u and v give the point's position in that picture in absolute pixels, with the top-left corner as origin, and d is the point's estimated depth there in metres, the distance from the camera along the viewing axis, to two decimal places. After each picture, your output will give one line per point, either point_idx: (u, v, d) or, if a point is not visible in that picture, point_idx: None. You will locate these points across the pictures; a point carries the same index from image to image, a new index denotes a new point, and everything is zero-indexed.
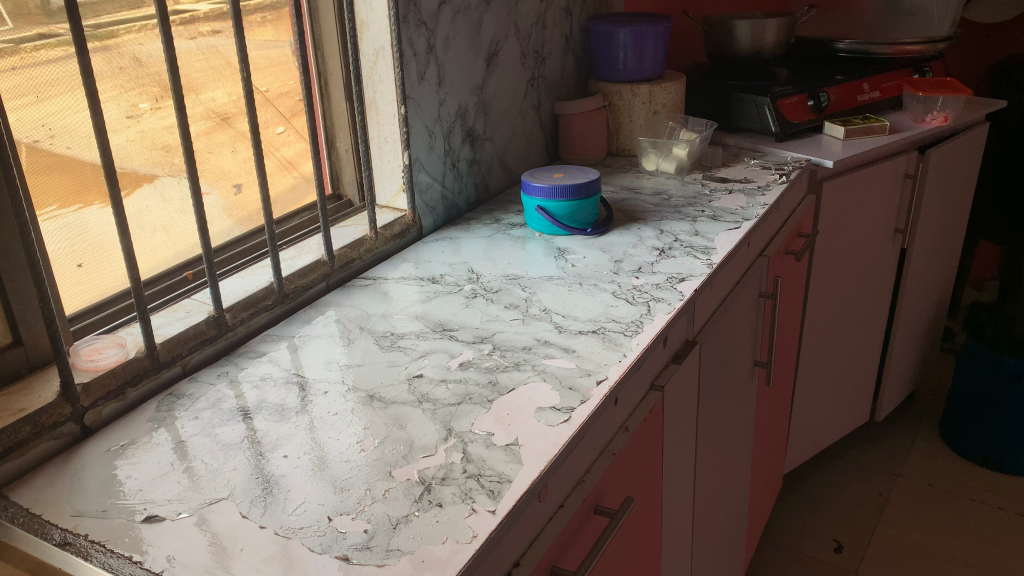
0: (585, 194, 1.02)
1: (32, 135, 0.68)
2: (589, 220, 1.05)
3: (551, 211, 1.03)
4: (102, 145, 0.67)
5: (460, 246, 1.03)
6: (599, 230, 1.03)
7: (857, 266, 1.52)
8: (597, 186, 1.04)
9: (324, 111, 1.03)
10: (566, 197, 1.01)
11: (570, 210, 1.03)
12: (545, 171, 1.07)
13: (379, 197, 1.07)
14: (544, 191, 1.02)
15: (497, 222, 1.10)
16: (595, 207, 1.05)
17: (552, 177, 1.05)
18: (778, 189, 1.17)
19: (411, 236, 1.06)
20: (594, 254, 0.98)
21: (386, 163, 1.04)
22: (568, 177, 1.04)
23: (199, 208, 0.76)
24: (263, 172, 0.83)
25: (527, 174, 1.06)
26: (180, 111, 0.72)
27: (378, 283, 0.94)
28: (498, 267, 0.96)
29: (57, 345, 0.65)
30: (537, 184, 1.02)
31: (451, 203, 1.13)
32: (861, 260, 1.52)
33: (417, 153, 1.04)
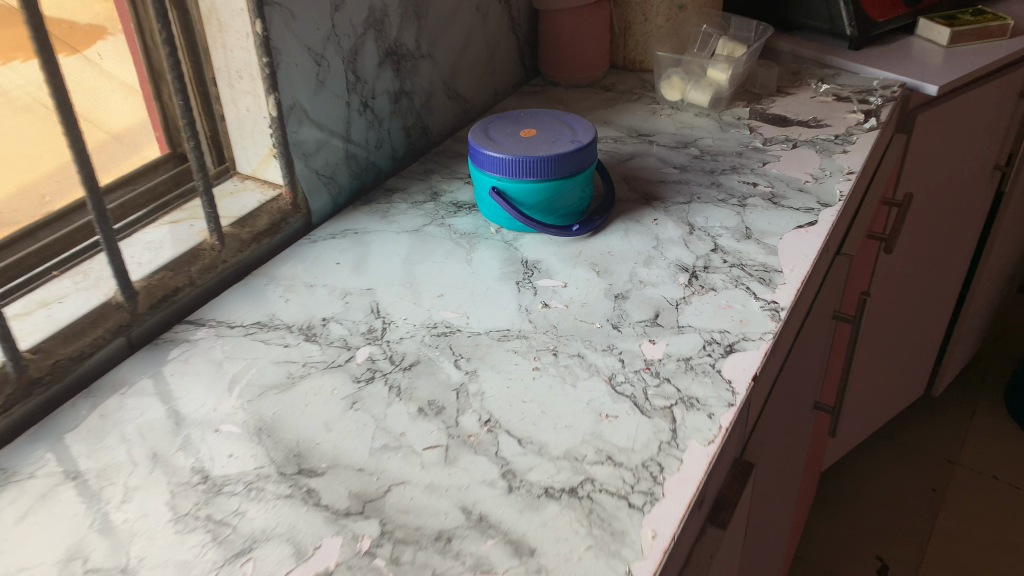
0: (569, 171, 0.63)
1: None
2: (575, 207, 0.66)
3: (513, 197, 0.64)
4: None
5: (367, 254, 0.64)
6: (590, 227, 0.64)
7: (940, 218, 1.13)
8: (589, 154, 0.64)
9: (137, 18, 0.62)
10: (536, 177, 0.62)
11: (544, 195, 0.63)
12: (506, 123, 0.67)
13: (242, 163, 0.67)
14: (501, 165, 0.62)
15: (434, 201, 0.71)
16: (584, 187, 0.65)
17: (515, 137, 0.65)
18: (866, 142, 0.76)
19: (292, 231, 0.66)
20: (581, 282, 0.59)
21: (244, 113, 0.64)
22: (541, 139, 0.64)
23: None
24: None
25: (477, 128, 0.66)
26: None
27: (216, 337, 0.56)
28: (421, 307, 0.58)
29: None
30: (491, 152, 0.63)
31: (363, 167, 0.73)
32: (946, 209, 1.13)
33: (294, 96, 0.63)
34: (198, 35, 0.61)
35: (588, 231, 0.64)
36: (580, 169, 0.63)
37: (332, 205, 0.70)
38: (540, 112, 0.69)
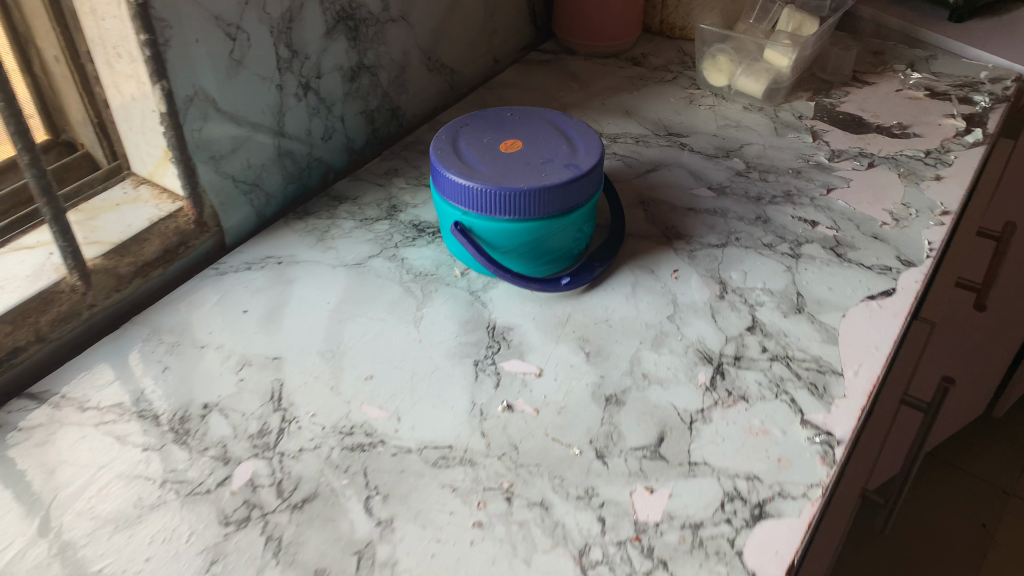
0: (557, 209, 0.46)
1: None
2: (566, 250, 0.49)
3: (480, 234, 0.47)
4: None
5: (286, 299, 0.49)
6: (581, 281, 0.48)
7: None
8: (589, 185, 0.47)
9: None
10: (509, 215, 0.45)
11: (522, 236, 0.47)
12: (485, 130, 0.50)
13: (138, 163, 0.51)
14: (463, 194, 0.46)
15: (389, 219, 0.54)
16: (581, 225, 0.49)
17: (491, 153, 0.48)
18: (968, 164, 0.57)
19: (196, 254, 0.51)
20: (563, 372, 0.43)
21: (129, 102, 0.47)
22: (524, 159, 0.47)
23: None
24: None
25: (443, 134, 0.49)
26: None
27: (59, 426, 0.41)
28: (338, 397, 0.42)
29: None
30: (451, 174, 0.46)
31: (304, 166, 0.56)
32: None
33: (194, 83, 0.47)
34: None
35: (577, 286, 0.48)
36: (574, 206, 0.46)
37: (256, 218, 0.54)
38: (536, 115, 0.52)
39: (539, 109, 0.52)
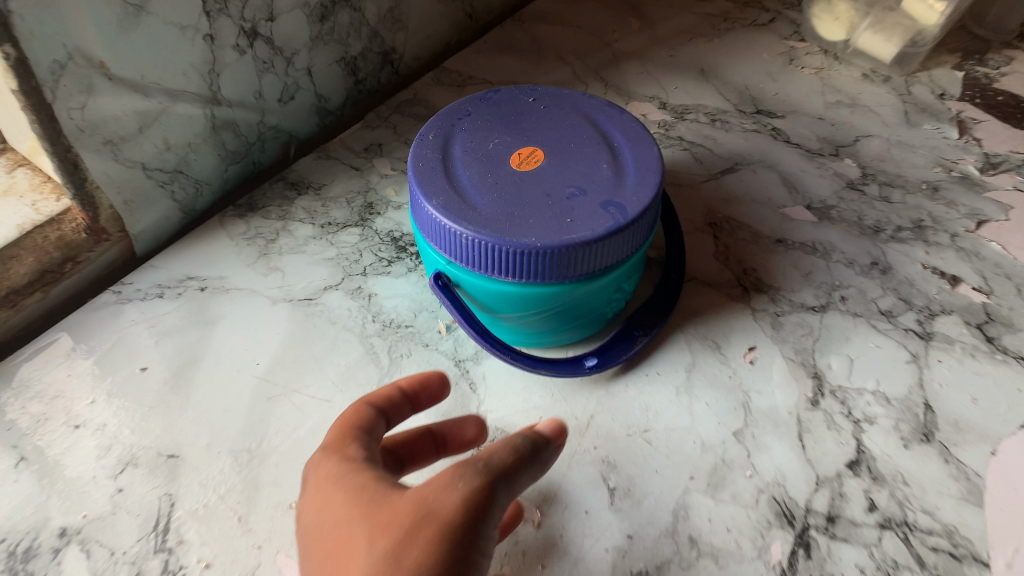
0: (586, 270, 0.30)
1: None
2: (596, 313, 0.34)
3: (472, 292, 0.33)
4: None
5: (203, 352, 0.35)
6: (612, 362, 0.33)
7: None
8: (637, 233, 0.31)
9: None
10: (513, 277, 0.30)
11: (532, 302, 0.32)
12: (493, 134, 0.35)
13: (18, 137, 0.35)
14: (446, 239, 0.31)
15: (361, 227, 0.41)
16: (622, 282, 0.33)
17: (494, 174, 0.32)
18: None
19: (95, 269, 0.38)
20: (571, 522, 0.30)
21: None
22: (543, 185, 0.31)
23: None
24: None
25: (431, 136, 0.34)
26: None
27: None
28: (245, 538, 0.30)
29: None
30: (430, 206, 0.31)
31: (254, 140, 0.42)
32: None
33: (63, 43, 0.31)
34: None
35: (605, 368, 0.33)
36: (611, 264, 0.31)
37: (181, 213, 0.40)
38: (570, 114, 0.36)
39: (577, 102, 0.36)
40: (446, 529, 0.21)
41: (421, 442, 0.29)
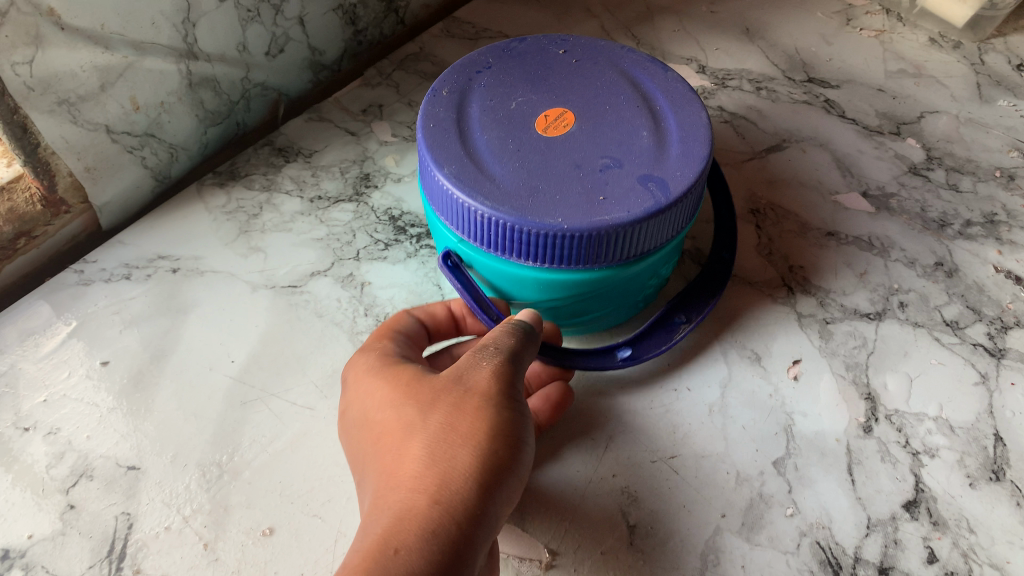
0: (621, 259, 0.25)
1: None
2: (632, 299, 0.29)
3: (486, 274, 0.28)
4: None
5: (172, 346, 0.31)
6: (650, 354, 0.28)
7: None
8: (683, 214, 0.26)
9: None
10: (533, 262, 0.25)
11: (556, 290, 0.27)
12: (515, 91, 0.29)
13: None
14: (456, 214, 0.26)
15: (355, 203, 0.37)
16: (663, 266, 0.28)
17: (515, 136, 0.27)
18: None
19: (55, 243, 0.33)
20: (584, 564, 0.25)
21: None
22: (574, 156, 0.26)
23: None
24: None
25: (444, 92, 0.29)
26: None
27: None
28: (210, 569, 0.25)
29: None
30: (440, 175, 0.26)
31: (238, 99, 0.37)
32: None
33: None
34: None
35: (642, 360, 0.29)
36: (651, 251, 0.26)
37: (154, 181, 0.36)
38: (605, 69, 0.31)
39: (613, 54, 0.31)
40: (489, 392, 0.23)
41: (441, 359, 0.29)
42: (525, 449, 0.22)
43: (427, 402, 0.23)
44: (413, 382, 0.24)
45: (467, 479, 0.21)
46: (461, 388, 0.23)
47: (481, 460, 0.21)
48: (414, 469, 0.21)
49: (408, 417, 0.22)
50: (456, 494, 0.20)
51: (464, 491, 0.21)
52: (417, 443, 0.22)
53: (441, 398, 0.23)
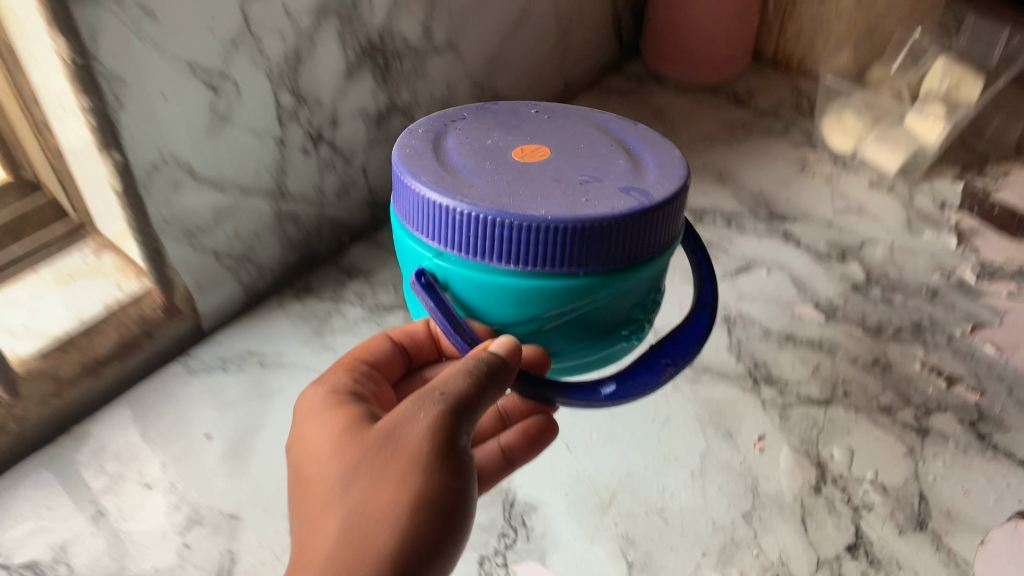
0: (595, 265, 0.28)
1: None
2: (608, 330, 0.32)
3: (462, 294, 0.31)
4: None
5: (262, 423, 0.39)
6: (629, 394, 0.30)
7: None
8: (658, 231, 0.29)
9: None
10: (512, 266, 0.29)
11: (531, 303, 0.30)
12: (490, 133, 0.34)
13: (107, 224, 0.41)
14: (433, 220, 0.29)
15: (405, 312, 0.45)
16: (637, 291, 0.31)
17: (496, 161, 0.31)
18: None
19: (169, 343, 0.42)
20: None
21: (88, 166, 0.38)
22: (552, 175, 0.30)
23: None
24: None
25: (421, 130, 0.33)
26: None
27: None
28: None
29: None
30: (420, 182, 0.29)
31: (313, 230, 0.46)
32: None
33: (161, 151, 0.36)
34: None
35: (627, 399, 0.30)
36: (622, 262, 0.29)
37: (245, 295, 0.45)
38: (577, 119, 0.35)
39: (585, 115, 0.35)
40: (415, 456, 0.27)
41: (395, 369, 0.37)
42: (452, 525, 0.27)
43: (363, 468, 0.27)
44: (356, 441, 0.28)
45: (383, 558, 0.25)
46: (395, 451, 0.27)
47: (396, 538, 0.25)
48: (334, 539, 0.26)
49: (344, 481, 0.27)
50: (375, 563, 0.25)
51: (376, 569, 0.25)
52: (345, 511, 0.26)
53: (376, 463, 0.27)
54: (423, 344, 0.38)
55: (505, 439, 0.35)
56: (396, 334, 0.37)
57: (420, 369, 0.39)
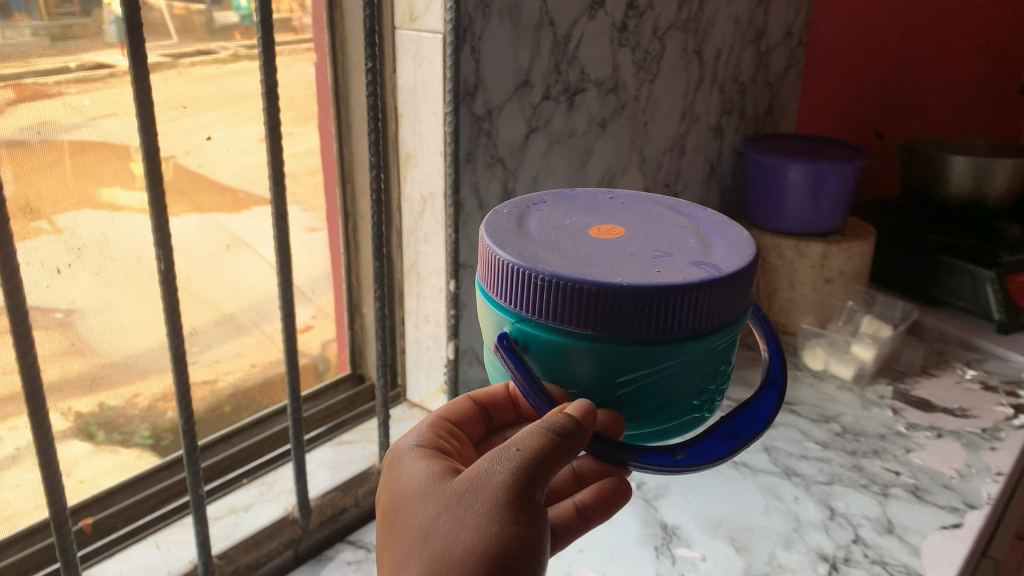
0: (652, 328, 0.44)
1: (44, 269, 0.55)
2: (671, 400, 0.47)
3: (555, 352, 0.46)
4: (25, 369, 0.43)
5: None
6: (695, 461, 0.46)
7: None
8: (713, 303, 0.45)
9: (350, 265, 0.74)
10: (584, 327, 0.44)
11: (609, 359, 0.45)
12: (574, 222, 0.52)
13: (412, 390, 0.75)
14: (518, 282, 0.45)
15: None
16: (691, 359, 0.46)
17: (581, 243, 0.48)
18: (1015, 442, 0.76)
19: None
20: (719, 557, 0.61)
21: (423, 350, 0.72)
22: (621, 252, 0.47)
23: (43, 460, 0.45)
24: (183, 378, 0.52)
25: (521, 217, 0.51)
26: (8, 307, 0.42)
27: (371, 562, 0.61)
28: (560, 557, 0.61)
29: (65, 559, 0.47)
30: (522, 252, 0.46)
31: None
32: None
33: (470, 341, 0.71)
34: (398, 283, 0.71)
35: (693, 470, 0.46)
36: (680, 330, 0.44)
37: None
38: (645, 212, 0.54)
39: (644, 209, 0.55)
40: (492, 500, 0.43)
41: (475, 426, 0.56)
42: (526, 531, 0.42)
43: (454, 506, 0.44)
44: (452, 487, 0.45)
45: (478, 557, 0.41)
46: (476, 495, 0.43)
47: (486, 544, 0.42)
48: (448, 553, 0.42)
49: (438, 515, 0.44)
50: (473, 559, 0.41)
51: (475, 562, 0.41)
52: (449, 533, 0.43)
53: (463, 501, 0.43)
54: (502, 404, 0.56)
55: (579, 500, 0.53)
56: (477, 397, 0.55)
57: (499, 427, 0.58)
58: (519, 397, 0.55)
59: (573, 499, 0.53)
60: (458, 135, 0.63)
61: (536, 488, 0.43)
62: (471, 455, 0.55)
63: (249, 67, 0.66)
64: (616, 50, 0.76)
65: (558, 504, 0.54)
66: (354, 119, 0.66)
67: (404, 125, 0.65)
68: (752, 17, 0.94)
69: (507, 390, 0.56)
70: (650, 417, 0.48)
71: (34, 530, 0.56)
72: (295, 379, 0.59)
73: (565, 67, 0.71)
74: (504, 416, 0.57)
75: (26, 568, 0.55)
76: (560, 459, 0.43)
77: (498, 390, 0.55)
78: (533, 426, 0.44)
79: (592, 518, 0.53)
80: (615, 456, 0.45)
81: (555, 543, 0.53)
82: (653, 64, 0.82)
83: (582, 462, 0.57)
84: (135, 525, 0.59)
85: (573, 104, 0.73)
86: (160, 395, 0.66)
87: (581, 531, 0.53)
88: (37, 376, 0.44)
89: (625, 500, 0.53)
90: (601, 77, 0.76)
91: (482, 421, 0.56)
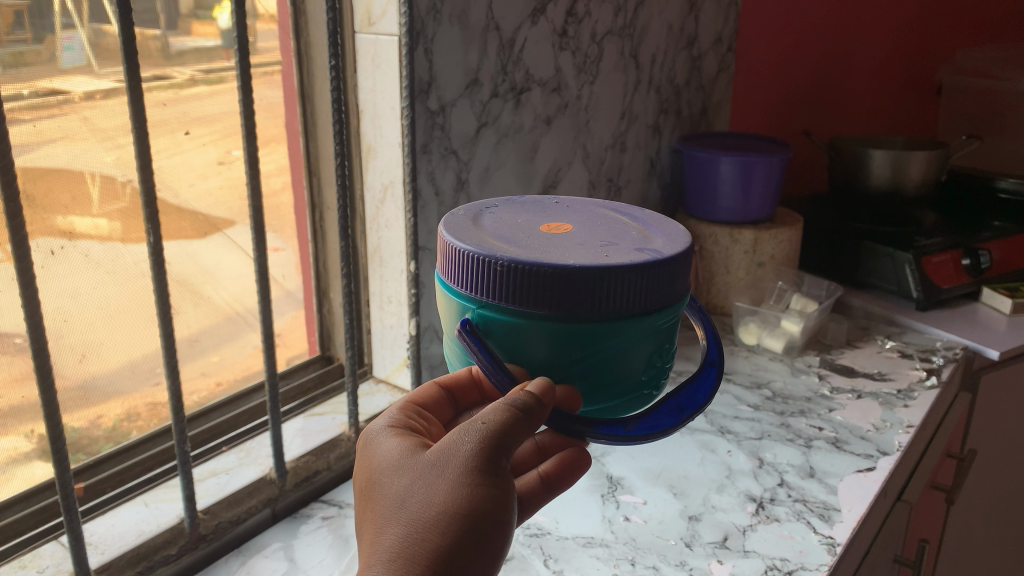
0: (605, 308, 0.44)
1: (54, 242, 0.61)
2: (625, 376, 0.48)
3: (511, 335, 0.46)
4: (33, 329, 0.49)
5: None
6: (650, 432, 0.47)
7: None
8: (659, 284, 0.45)
9: (317, 253, 0.80)
10: (539, 309, 0.44)
11: (566, 337, 0.45)
12: (523, 218, 0.53)
13: (378, 368, 0.82)
14: (477, 270, 0.45)
15: None
16: (641, 338, 0.46)
17: (533, 235, 0.49)
18: (926, 399, 0.84)
19: None
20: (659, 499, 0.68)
21: (388, 328, 0.78)
22: (572, 243, 0.47)
23: (47, 410, 0.51)
24: (171, 341, 0.57)
25: (471, 214, 0.52)
26: (19, 271, 0.48)
27: (343, 516, 0.67)
28: None
29: (69, 508, 0.53)
30: (474, 244, 0.46)
31: None
32: None
33: (431, 318, 0.77)
34: (364, 268, 0.78)
35: (645, 441, 0.47)
36: (632, 308, 0.45)
37: None
38: (594, 208, 0.55)
39: (590, 206, 0.56)
40: (462, 470, 0.43)
41: (442, 406, 0.55)
42: (496, 496, 0.43)
43: (424, 475, 0.44)
44: (423, 460, 0.45)
45: (452, 521, 0.42)
46: (446, 464, 0.44)
47: (459, 512, 0.42)
48: (420, 517, 0.43)
49: (409, 484, 0.44)
50: (448, 523, 0.42)
51: (449, 526, 0.42)
52: (422, 500, 0.43)
53: (434, 471, 0.44)
54: (465, 383, 0.55)
55: (542, 470, 0.51)
56: (444, 380, 0.55)
57: (467, 409, 0.57)
58: (483, 377, 0.55)
59: (536, 470, 0.51)
60: (414, 128, 0.69)
61: (503, 457, 0.44)
62: (440, 433, 0.54)
63: (203, 91, 0.72)
64: (557, 53, 0.84)
65: (522, 476, 0.51)
66: (325, 115, 0.73)
67: (365, 122, 0.72)
68: (684, 24, 1.02)
69: (472, 372, 0.55)
70: (603, 395, 0.48)
71: (28, 494, 0.60)
72: (270, 351, 0.65)
73: (510, 68, 0.78)
74: (470, 399, 0.57)
75: (22, 529, 0.59)
76: (526, 428, 0.44)
77: (460, 372, 0.55)
78: (496, 403, 0.44)
79: (555, 487, 0.51)
80: (571, 430, 0.45)
81: (520, 514, 0.50)
82: (593, 67, 0.89)
83: (545, 435, 0.54)
84: (125, 486, 0.65)
85: (520, 102, 0.81)
86: (123, 414, 0.68)
87: (544, 501, 0.51)
88: (43, 333, 0.50)
89: (586, 470, 0.52)
90: (544, 78, 0.83)
91: (448, 403, 0.56)
